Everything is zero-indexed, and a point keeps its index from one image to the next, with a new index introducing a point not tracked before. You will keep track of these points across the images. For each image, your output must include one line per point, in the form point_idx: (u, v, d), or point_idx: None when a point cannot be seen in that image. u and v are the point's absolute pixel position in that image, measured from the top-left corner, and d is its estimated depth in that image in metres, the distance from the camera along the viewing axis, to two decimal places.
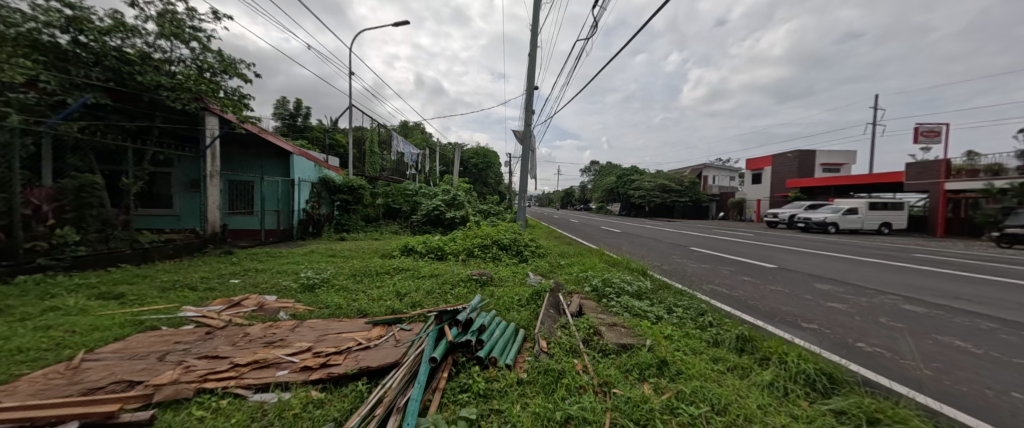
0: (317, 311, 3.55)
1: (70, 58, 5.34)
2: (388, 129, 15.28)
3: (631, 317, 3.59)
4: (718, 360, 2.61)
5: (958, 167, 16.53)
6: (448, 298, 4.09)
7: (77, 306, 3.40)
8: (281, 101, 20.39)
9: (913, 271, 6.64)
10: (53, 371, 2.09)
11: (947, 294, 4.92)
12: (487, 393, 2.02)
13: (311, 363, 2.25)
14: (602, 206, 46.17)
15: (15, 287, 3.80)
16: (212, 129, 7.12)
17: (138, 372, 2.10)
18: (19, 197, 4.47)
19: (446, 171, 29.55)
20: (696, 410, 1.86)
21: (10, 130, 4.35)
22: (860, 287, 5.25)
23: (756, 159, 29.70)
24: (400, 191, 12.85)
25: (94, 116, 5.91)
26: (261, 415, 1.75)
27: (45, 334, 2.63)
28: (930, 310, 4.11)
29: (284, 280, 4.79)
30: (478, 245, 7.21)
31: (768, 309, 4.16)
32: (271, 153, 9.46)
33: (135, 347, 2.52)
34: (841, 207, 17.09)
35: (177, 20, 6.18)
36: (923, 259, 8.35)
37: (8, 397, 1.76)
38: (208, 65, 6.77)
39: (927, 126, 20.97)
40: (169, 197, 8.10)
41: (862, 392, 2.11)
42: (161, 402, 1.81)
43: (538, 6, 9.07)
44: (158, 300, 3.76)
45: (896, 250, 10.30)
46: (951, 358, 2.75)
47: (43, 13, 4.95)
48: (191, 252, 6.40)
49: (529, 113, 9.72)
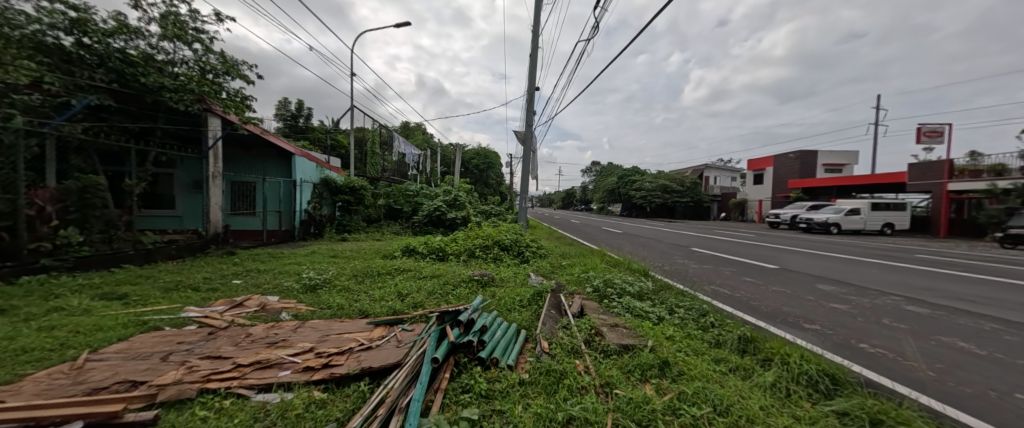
0: (319, 312, 3.55)
1: (74, 60, 5.37)
2: (389, 130, 15.31)
3: (633, 318, 3.59)
4: (720, 361, 2.60)
5: (961, 167, 16.46)
6: (449, 298, 4.10)
7: (81, 306, 3.42)
8: (282, 101, 20.46)
9: (915, 272, 6.62)
10: (58, 371, 2.11)
11: (950, 295, 4.90)
12: (489, 394, 2.03)
13: (313, 363, 2.26)
14: (603, 207, 46.16)
15: (20, 287, 3.83)
16: (214, 131, 7.15)
17: (142, 373, 2.11)
18: (24, 198, 4.47)
19: (447, 172, 29.64)
20: (699, 411, 1.86)
21: (15, 132, 4.39)
22: (862, 288, 5.24)
23: (758, 159, 29.61)
24: (401, 192, 12.88)
25: (98, 117, 5.94)
26: (264, 415, 1.76)
27: (49, 335, 2.65)
28: (932, 311, 4.10)
29: (287, 280, 4.81)
30: (480, 246, 7.21)
31: (769, 309, 4.15)
32: (273, 154, 9.50)
33: (139, 347, 2.53)
34: (843, 208, 17.06)
35: (181, 21, 6.22)
36: (924, 260, 8.32)
37: (13, 397, 1.77)
38: (210, 66, 6.82)
39: (930, 126, 20.86)
40: (171, 197, 8.11)
41: (865, 393, 2.10)
42: (165, 402, 1.82)
43: (538, 6, 9.08)
44: (161, 300, 3.78)
45: (898, 251, 10.25)
46: (955, 360, 2.74)
47: (47, 15, 5.00)
48: (193, 252, 6.43)
49: (530, 114, 9.72)
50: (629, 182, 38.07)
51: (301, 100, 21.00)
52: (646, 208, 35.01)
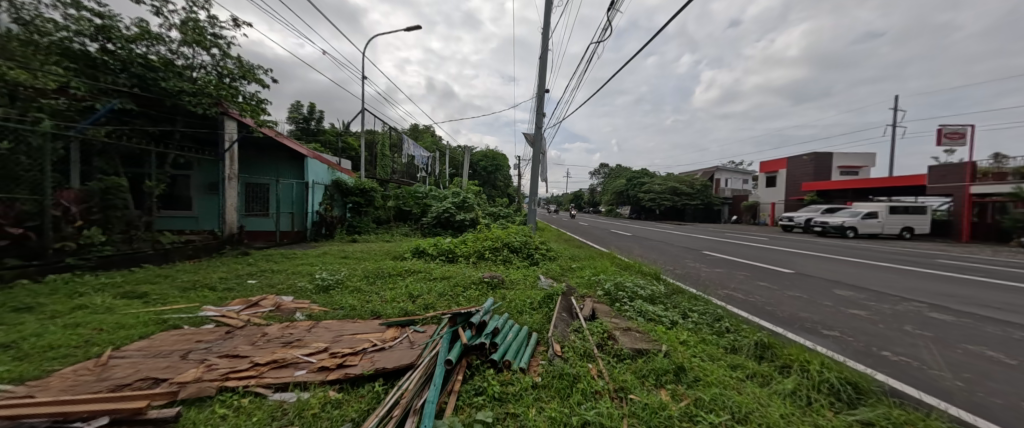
0: (332, 312, 3.59)
1: (98, 65, 5.55)
2: (399, 132, 15.43)
3: (646, 322, 3.54)
4: (737, 367, 2.55)
5: (984, 169, 15.95)
6: (459, 300, 4.12)
7: (104, 304, 3.51)
8: (296, 105, 20.96)
9: (938, 277, 6.42)
10: (83, 367, 2.17)
11: (973, 301, 4.75)
12: (503, 397, 2.02)
13: (328, 363, 2.28)
14: (611, 209, 45.93)
15: (46, 285, 3.94)
16: (230, 134, 7.25)
17: (162, 370, 2.16)
18: (50, 199, 4.62)
19: (455, 174, 29.91)
20: (716, 418, 1.83)
21: (43, 135, 4.54)
22: (882, 293, 5.08)
23: (771, 160, 29.09)
24: (410, 194, 13.01)
25: (120, 121, 6.11)
26: (281, 414, 1.78)
27: (74, 332, 2.72)
28: (957, 318, 3.96)
29: (300, 280, 4.88)
30: (489, 248, 7.23)
31: (786, 315, 4.07)
32: (286, 156, 9.65)
33: (159, 345, 2.58)
34: (860, 211, 16.64)
35: (199, 27, 6.37)
36: (946, 265, 8.06)
37: (42, 392, 1.83)
38: (227, 70, 7.01)
39: (951, 128, 20.29)
40: (188, 198, 8.30)
41: (891, 403, 2.03)
42: (186, 399, 1.85)
43: (551, 8, 9.01)
44: (179, 299, 3.86)
45: (917, 255, 9.99)
46: (983, 369, 2.64)
47: (74, 22, 5.19)
48: (209, 252, 6.58)
49: (540, 116, 9.69)
50: (639, 184, 37.90)
51: (313, 103, 21.41)
52: (656, 210, 34.74)
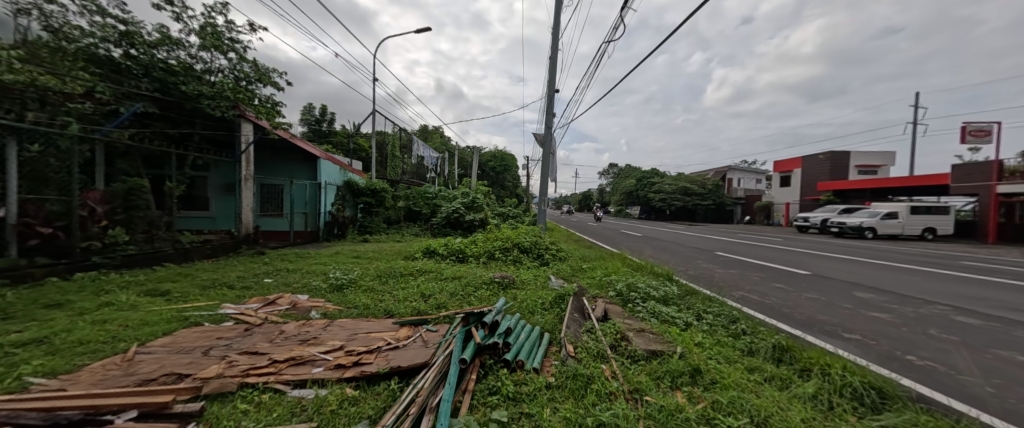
0: (346, 311, 3.64)
1: (122, 70, 5.74)
2: (409, 133, 15.57)
3: (659, 323, 3.50)
4: (754, 370, 2.50)
5: (1012, 168, 15.33)
6: (471, 300, 4.14)
7: (129, 301, 3.63)
8: (308, 107, 21.34)
9: (964, 280, 6.19)
10: (110, 362, 2.25)
11: (1002, 305, 4.58)
12: (517, 396, 2.02)
13: (345, 361, 2.32)
14: (621, 210, 45.59)
15: (75, 283, 4.10)
16: (246, 136, 7.42)
17: (186, 366, 2.23)
18: (77, 200, 4.79)
19: (464, 174, 30.06)
20: (735, 421, 1.80)
21: (71, 139, 4.73)
22: (904, 296, 4.93)
23: (785, 160, 28.48)
24: (420, 194, 13.11)
25: (142, 124, 6.31)
26: (301, 410, 1.81)
27: (102, 328, 2.81)
28: (985, 322, 3.82)
29: (314, 279, 4.96)
30: (499, 248, 7.24)
31: (804, 317, 3.98)
32: (299, 158, 9.82)
33: (181, 342, 2.65)
34: (879, 211, 16.16)
35: (217, 32, 6.54)
36: (971, 267, 7.77)
37: (74, 386, 1.90)
38: (244, 74, 7.17)
39: (976, 125, 19.57)
40: (206, 199, 8.51)
41: (918, 409, 1.97)
42: (208, 394, 1.90)
43: (560, 8, 8.98)
44: (200, 297, 3.96)
45: (940, 257, 9.66)
46: (1015, 374, 2.54)
47: (100, 29, 5.39)
48: (226, 252, 6.73)
49: (549, 116, 9.66)
50: (648, 184, 37.52)
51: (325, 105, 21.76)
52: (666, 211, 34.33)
